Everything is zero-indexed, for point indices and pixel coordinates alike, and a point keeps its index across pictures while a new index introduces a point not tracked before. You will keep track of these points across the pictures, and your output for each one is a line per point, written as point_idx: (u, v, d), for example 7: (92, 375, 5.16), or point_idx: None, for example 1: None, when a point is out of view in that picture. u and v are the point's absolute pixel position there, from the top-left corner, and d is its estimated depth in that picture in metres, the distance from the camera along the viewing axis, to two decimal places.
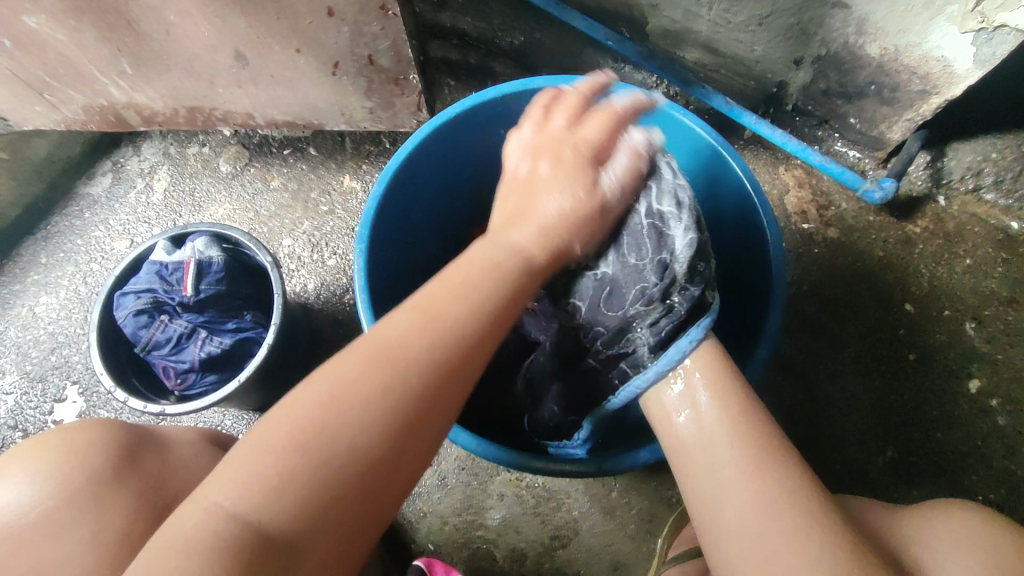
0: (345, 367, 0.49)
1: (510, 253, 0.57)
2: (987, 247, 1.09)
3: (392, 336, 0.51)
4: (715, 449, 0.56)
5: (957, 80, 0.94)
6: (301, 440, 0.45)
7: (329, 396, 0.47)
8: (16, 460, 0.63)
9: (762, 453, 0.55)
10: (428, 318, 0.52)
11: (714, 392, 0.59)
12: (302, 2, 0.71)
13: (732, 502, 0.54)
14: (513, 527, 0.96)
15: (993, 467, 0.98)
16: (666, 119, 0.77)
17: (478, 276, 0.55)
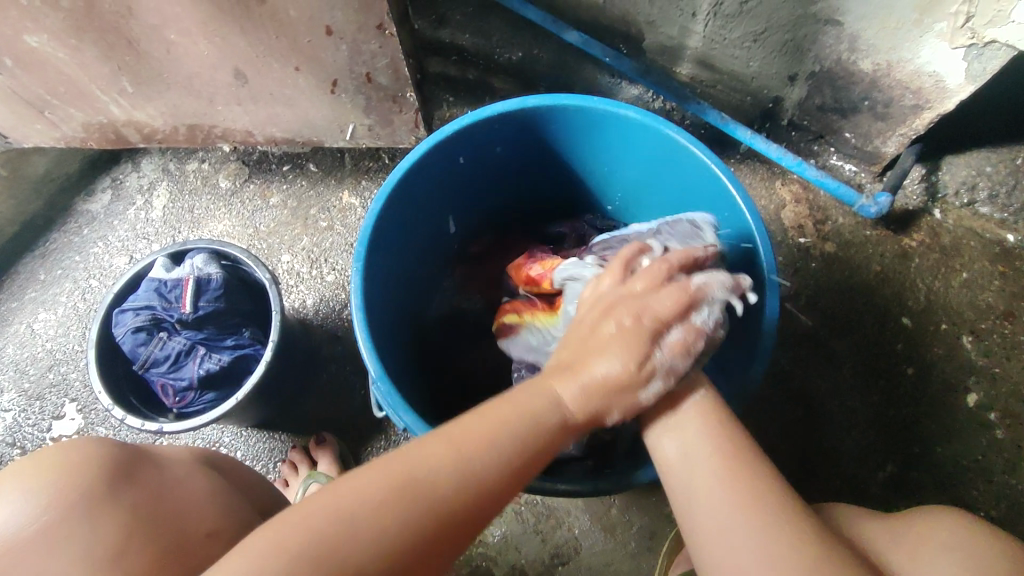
0: (432, 459, 0.51)
1: (554, 413, 0.55)
2: (984, 260, 1.10)
3: (423, 473, 0.51)
4: (705, 485, 0.55)
5: (949, 95, 0.95)
6: (338, 538, 0.47)
7: (382, 494, 0.49)
8: (6, 477, 0.62)
9: (752, 482, 0.54)
10: (463, 467, 0.52)
11: (708, 421, 0.59)
12: (301, 21, 0.72)
13: (727, 530, 0.53)
14: (512, 545, 0.96)
15: (993, 483, 0.98)
16: (662, 139, 0.73)
17: (516, 436, 0.54)
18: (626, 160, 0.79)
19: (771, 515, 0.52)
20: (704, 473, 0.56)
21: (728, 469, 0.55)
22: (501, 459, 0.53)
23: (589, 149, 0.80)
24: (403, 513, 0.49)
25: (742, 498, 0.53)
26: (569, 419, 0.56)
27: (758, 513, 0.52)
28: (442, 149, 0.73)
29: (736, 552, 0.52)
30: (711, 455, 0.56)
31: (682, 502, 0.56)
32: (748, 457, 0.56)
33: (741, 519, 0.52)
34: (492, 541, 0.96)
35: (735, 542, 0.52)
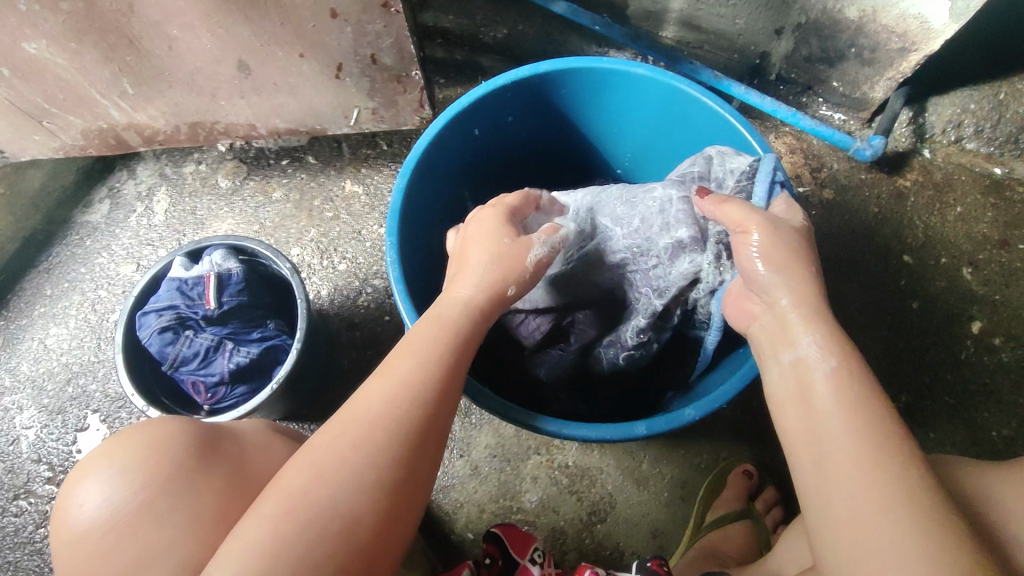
0: (368, 396, 0.58)
1: (460, 305, 0.64)
2: (975, 194, 1.14)
3: (364, 407, 0.57)
4: (830, 450, 0.53)
5: (934, 36, 0.98)
6: (311, 480, 0.52)
7: (345, 441, 0.55)
8: (88, 463, 0.62)
9: (881, 452, 0.51)
10: (396, 382, 0.58)
11: (833, 373, 0.56)
12: (306, 5, 0.72)
13: (846, 499, 0.51)
14: (550, 507, 0.98)
15: (1003, 403, 1.02)
16: (675, 95, 0.75)
17: (432, 339, 0.61)
18: (639, 122, 0.81)
19: (900, 490, 0.49)
20: (829, 435, 0.53)
21: (863, 441, 0.52)
22: (425, 362, 0.60)
23: (600, 112, 0.82)
24: (362, 440, 0.55)
25: (874, 469, 0.50)
26: (468, 304, 0.64)
27: (884, 485, 0.50)
28: (458, 121, 0.74)
29: (854, 524, 0.50)
30: (837, 414, 0.54)
31: (802, 464, 0.56)
32: (878, 421, 0.53)
33: (862, 488, 0.50)
34: (530, 505, 0.98)
35: (856, 510, 0.50)
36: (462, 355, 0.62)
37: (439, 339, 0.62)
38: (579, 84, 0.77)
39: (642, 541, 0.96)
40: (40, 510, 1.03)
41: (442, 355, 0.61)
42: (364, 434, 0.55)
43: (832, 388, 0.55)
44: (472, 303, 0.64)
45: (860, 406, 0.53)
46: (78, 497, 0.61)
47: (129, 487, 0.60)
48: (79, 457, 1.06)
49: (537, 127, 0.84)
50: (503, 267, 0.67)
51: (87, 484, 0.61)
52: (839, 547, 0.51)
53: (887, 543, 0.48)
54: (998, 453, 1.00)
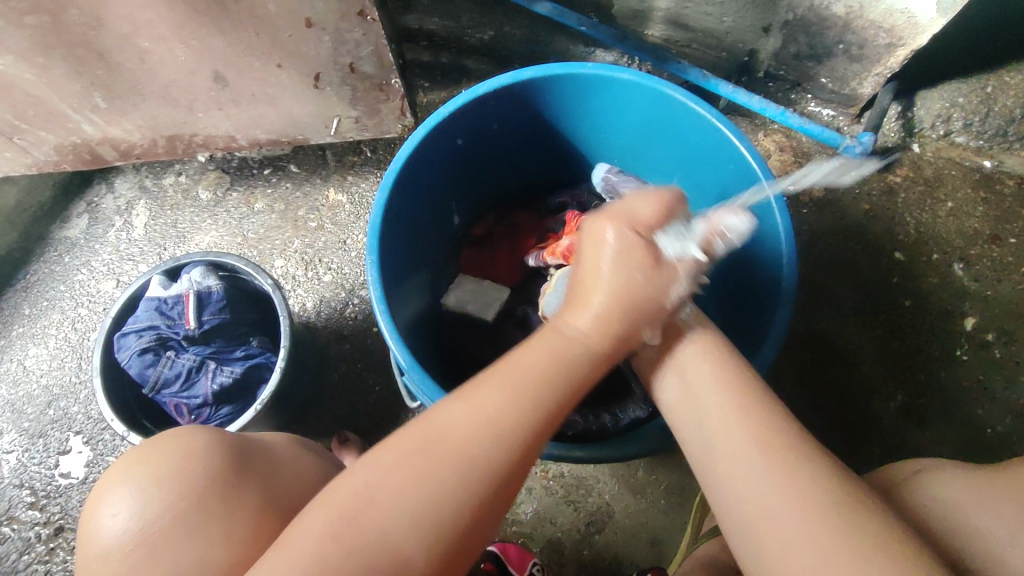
0: (449, 421, 0.52)
1: (567, 338, 0.57)
2: (966, 188, 1.13)
3: (448, 434, 0.52)
4: (723, 438, 0.55)
5: (921, 30, 0.97)
6: (371, 506, 0.49)
7: (421, 472, 0.50)
8: (123, 471, 0.60)
9: (771, 432, 0.53)
10: (490, 420, 0.52)
11: (711, 366, 0.60)
12: (281, 15, 0.70)
13: (743, 481, 0.52)
14: (546, 519, 0.97)
15: (997, 400, 1.02)
16: (661, 100, 0.73)
17: (539, 373, 0.55)
18: (626, 126, 0.80)
19: (789, 464, 0.51)
20: (722, 424, 0.55)
21: (750, 414, 0.55)
22: (519, 400, 0.53)
23: (586, 118, 0.80)
24: (441, 470, 0.50)
25: (761, 447, 0.53)
26: (583, 339, 0.57)
27: (773, 461, 0.52)
28: (440, 131, 0.72)
29: (762, 505, 0.51)
30: (718, 401, 0.57)
31: (700, 459, 0.57)
32: (754, 402, 0.56)
33: (760, 467, 0.52)
34: (526, 517, 0.96)
35: (751, 479, 0.52)
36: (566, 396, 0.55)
37: (549, 372, 0.55)
38: (563, 90, 0.75)
39: (640, 551, 0.95)
40: (23, 536, 1.01)
41: (547, 397, 0.54)
42: (440, 467, 0.50)
43: (709, 366, 0.60)
44: (587, 343, 0.57)
45: (733, 388, 0.57)
46: (106, 507, 0.59)
47: (160, 500, 0.58)
48: (63, 480, 1.03)
49: (523, 134, 0.82)
50: (626, 319, 0.57)
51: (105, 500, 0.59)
52: (753, 531, 0.51)
53: (786, 505, 0.49)
54: (994, 450, 0.99)
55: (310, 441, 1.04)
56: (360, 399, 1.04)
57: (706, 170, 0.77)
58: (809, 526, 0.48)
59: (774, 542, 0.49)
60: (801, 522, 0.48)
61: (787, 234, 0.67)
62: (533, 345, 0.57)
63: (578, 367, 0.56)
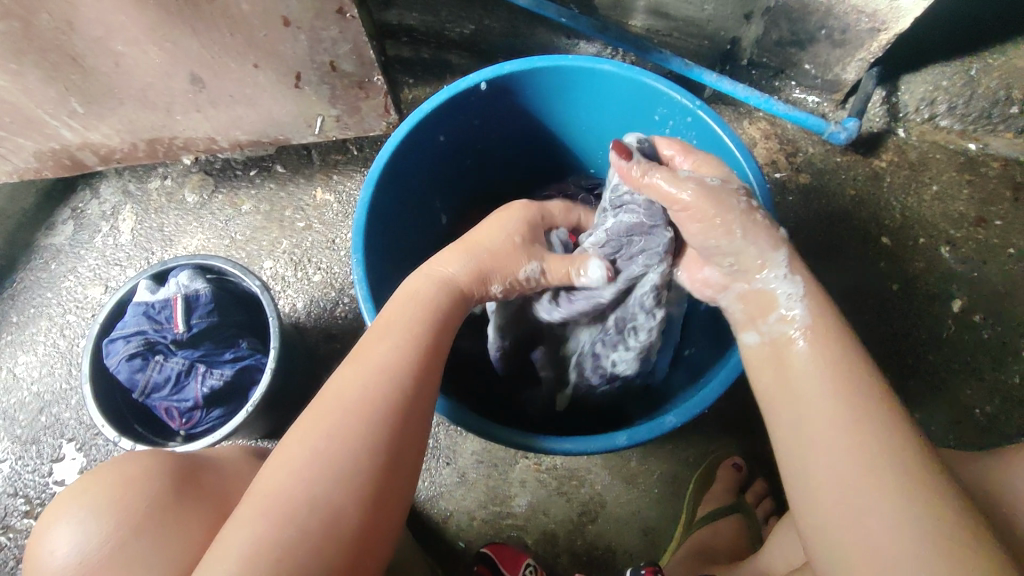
0: (343, 390, 0.56)
1: (438, 287, 0.65)
2: (951, 171, 1.13)
3: (336, 399, 0.55)
4: (816, 410, 0.55)
5: (903, 14, 0.97)
6: (291, 502, 0.49)
7: (329, 438, 0.52)
8: (63, 503, 0.62)
9: (866, 406, 0.53)
10: (373, 380, 0.56)
11: (814, 337, 0.58)
12: (256, 15, 0.69)
13: (827, 450, 0.53)
14: (540, 510, 0.97)
15: (985, 380, 1.02)
16: (644, 90, 0.73)
17: (410, 318, 0.61)
18: (609, 120, 0.80)
19: (882, 443, 0.51)
20: (815, 394, 0.55)
21: (842, 399, 0.54)
22: (394, 362, 0.57)
23: (569, 110, 0.80)
24: (352, 442, 0.52)
25: (856, 422, 0.52)
26: (449, 280, 0.66)
27: (867, 436, 0.52)
28: (421, 129, 0.72)
29: (840, 477, 0.51)
30: (815, 373, 0.56)
31: (782, 423, 0.57)
32: (851, 376, 0.55)
33: (848, 443, 0.52)
34: (520, 509, 0.97)
35: (842, 463, 0.52)
36: (440, 331, 0.62)
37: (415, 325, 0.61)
38: (544, 82, 0.75)
39: (635, 540, 0.96)
40: (19, 544, 1.01)
41: (412, 342, 0.60)
42: (344, 432, 0.53)
43: (807, 343, 0.58)
44: (451, 282, 0.66)
45: (836, 364, 0.56)
46: (49, 542, 0.60)
47: (101, 529, 0.59)
48: (57, 487, 1.03)
49: (506, 129, 0.82)
50: (491, 261, 0.67)
51: (64, 512, 0.61)
52: (818, 494, 0.52)
53: (865, 480, 0.50)
54: (983, 430, 1.00)
55: None
56: None
57: None
58: (886, 501, 0.49)
59: (849, 511, 0.50)
60: (880, 498, 0.49)
61: (773, 222, 0.67)
62: (398, 308, 0.62)
63: (451, 305, 0.64)
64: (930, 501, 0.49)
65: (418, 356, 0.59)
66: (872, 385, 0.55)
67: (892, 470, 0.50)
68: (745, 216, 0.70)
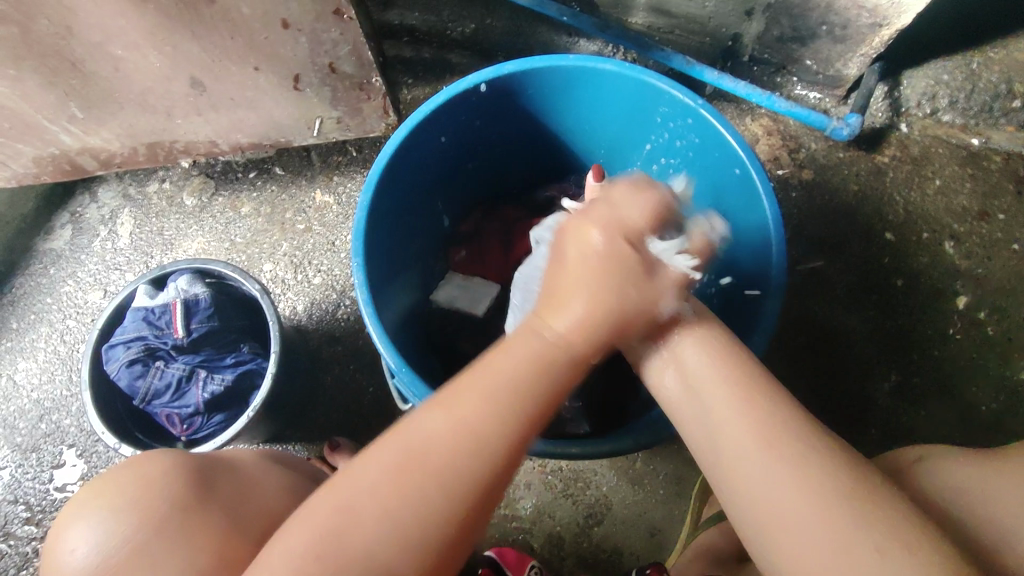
0: (429, 439, 0.52)
1: (544, 345, 0.57)
2: (954, 166, 1.12)
3: (423, 447, 0.52)
4: (721, 418, 0.55)
5: (904, 10, 0.96)
6: (353, 520, 0.50)
7: (394, 481, 0.51)
8: (81, 505, 0.61)
9: (766, 409, 0.54)
10: (461, 433, 0.52)
11: (714, 350, 0.58)
12: (255, 18, 0.69)
13: (741, 455, 0.53)
14: (545, 512, 0.97)
15: (990, 376, 1.02)
16: (645, 90, 0.72)
17: (509, 384, 0.54)
18: (610, 119, 0.79)
19: (788, 440, 0.52)
20: (718, 404, 0.55)
21: (745, 404, 0.54)
22: (504, 417, 0.53)
23: (570, 110, 0.79)
24: (423, 494, 0.50)
25: (757, 428, 0.53)
26: (553, 343, 0.57)
27: (772, 438, 0.52)
28: (421, 131, 0.71)
29: (761, 481, 0.52)
30: (717, 380, 0.56)
31: (693, 432, 0.57)
32: (748, 377, 0.56)
33: (759, 447, 0.52)
34: (525, 512, 0.96)
35: (769, 491, 0.51)
36: (542, 401, 0.55)
37: (523, 382, 0.55)
38: (545, 83, 0.74)
39: (640, 541, 0.95)
40: (21, 552, 1.00)
41: (513, 415, 0.54)
42: (413, 482, 0.50)
43: (711, 370, 0.57)
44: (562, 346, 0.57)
45: (737, 368, 0.57)
46: (68, 541, 0.59)
47: (118, 531, 0.59)
48: (59, 494, 1.02)
49: (507, 129, 0.81)
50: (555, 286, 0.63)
51: (87, 513, 0.60)
52: (745, 496, 0.53)
53: (781, 481, 0.50)
54: (988, 426, 1.00)
55: (306, 446, 1.03)
56: (355, 401, 1.04)
57: (691, 160, 0.76)
58: (805, 498, 0.49)
59: (770, 512, 0.51)
60: (794, 495, 0.50)
61: (776, 222, 0.66)
62: (506, 356, 0.56)
63: (544, 375, 0.55)
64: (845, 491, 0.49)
65: (516, 430, 0.53)
66: (766, 385, 0.56)
67: (821, 494, 0.49)
68: (750, 215, 0.70)
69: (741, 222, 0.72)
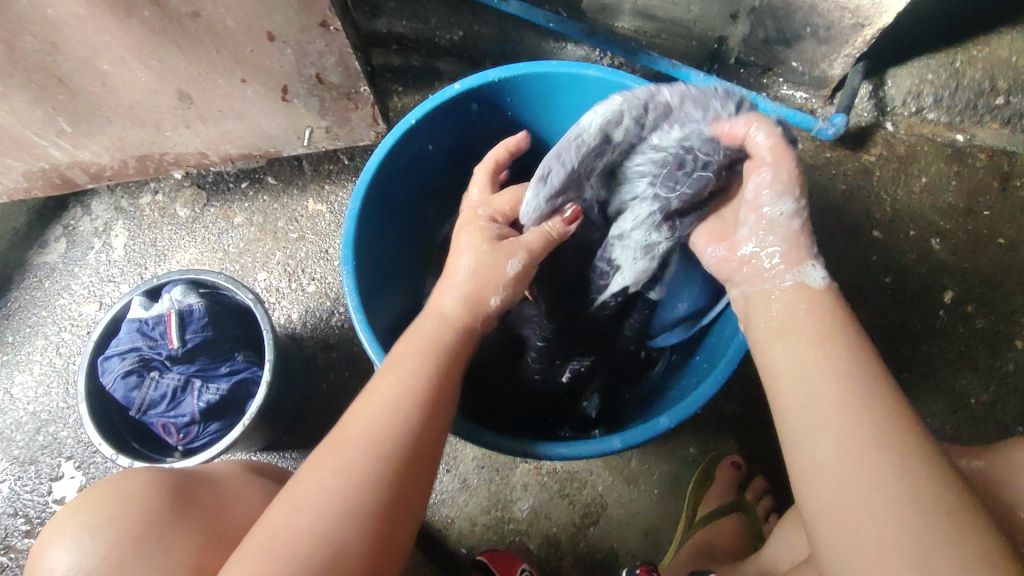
0: (355, 421, 0.56)
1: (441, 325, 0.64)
2: (940, 163, 1.14)
3: (351, 433, 0.56)
4: (818, 386, 0.54)
5: (885, 10, 0.97)
6: (305, 512, 0.51)
7: (332, 469, 0.53)
8: (62, 523, 0.61)
9: (869, 397, 0.52)
10: (383, 411, 0.57)
11: (834, 316, 0.58)
12: (240, 30, 0.70)
13: (827, 435, 0.52)
14: (542, 514, 0.97)
15: (980, 370, 1.03)
16: (628, 94, 0.73)
17: (421, 360, 0.60)
18: None
19: (878, 434, 0.50)
20: (816, 380, 0.54)
21: (846, 380, 0.53)
22: (410, 379, 0.59)
23: (557, 115, 0.80)
24: (360, 471, 0.53)
25: (852, 411, 0.51)
26: (447, 319, 0.64)
27: (860, 427, 0.51)
28: (408, 138, 0.72)
29: (843, 467, 0.50)
30: (822, 356, 0.55)
31: (781, 410, 0.56)
32: (860, 360, 0.55)
33: (847, 429, 0.51)
34: (522, 514, 0.97)
35: (841, 468, 0.50)
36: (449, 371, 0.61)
37: (426, 355, 0.61)
38: (531, 89, 0.75)
39: (637, 541, 0.96)
40: (20, 565, 1.00)
41: (425, 374, 0.60)
42: (350, 458, 0.54)
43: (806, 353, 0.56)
44: (450, 318, 0.64)
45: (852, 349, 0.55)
46: (49, 561, 0.59)
47: (98, 549, 0.59)
48: (57, 507, 1.03)
49: (493, 136, 0.82)
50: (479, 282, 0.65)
51: (70, 528, 0.60)
52: (821, 481, 0.51)
53: (858, 469, 0.49)
54: (979, 421, 1.01)
55: (302, 453, 1.04)
56: (350, 408, 1.05)
57: None
58: (880, 488, 0.48)
59: (842, 499, 0.49)
60: (869, 478, 0.49)
61: None
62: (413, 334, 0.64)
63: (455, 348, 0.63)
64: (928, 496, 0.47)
65: (429, 386, 0.59)
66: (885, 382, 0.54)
67: (899, 481, 0.48)
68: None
69: None
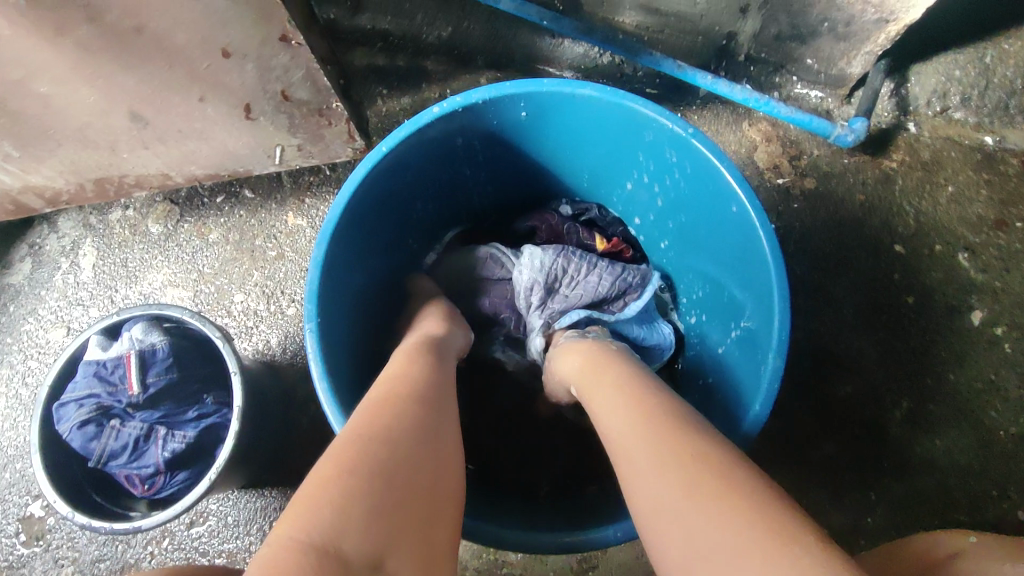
0: (373, 391, 0.55)
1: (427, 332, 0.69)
2: (968, 170, 1.05)
3: (374, 390, 0.55)
4: (620, 425, 0.55)
5: (914, 4, 0.88)
6: (382, 450, 0.46)
7: (375, 407, 0.52)
8: None
9: (663, 407, 0.54)
10: (393, 378, 0.57)
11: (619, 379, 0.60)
12: (192, 48, 0.62)
13: (637, 450, 0.51)
14: (537, 558, 0.91)
15: (1009, 399, 0.95)
16: (629, 116, 0.64)
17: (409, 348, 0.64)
18: (591, 147, 0.71)
19: (671, 432, 0.50)
20: (617, 415, 0.56)
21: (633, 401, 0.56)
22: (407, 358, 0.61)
23: (549, 137, 0.71)
24: (403, 411, 0.52)
25: (647, 421, 0.53)
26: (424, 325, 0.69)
27: (654, 429, 0.52)
28: (381, 169, 0.64)
29: (648, 464, 0.49)
30: (624, 407, 0.56)
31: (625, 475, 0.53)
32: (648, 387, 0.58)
33: (648, 435, 0.51)
34: (515, 558, 0.91)
35: (651, 473, 0.48)
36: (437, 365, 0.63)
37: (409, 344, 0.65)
38: (521, 110, 0.66)
39: None
40: None
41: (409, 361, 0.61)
42: (392, 402, 0.53)
43: (615, 388, 0.59)
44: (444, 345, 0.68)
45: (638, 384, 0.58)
46: None
47: None
48: (26, 548, 0.97)
49: (480, 158, 0.74)
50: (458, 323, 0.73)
51: None
52: (652, 512, 0.47)
53: (660, 470, 0.48)
54: (1008, 454, 0.94)
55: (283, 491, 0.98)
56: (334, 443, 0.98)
57: (680, 193, 0.69)
58: (680, 470, 0.47)
59: (665, 520, 0.46)
60: (675, 473, 0.47)
61: (779, 263, 0.58)
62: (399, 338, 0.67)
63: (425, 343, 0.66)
64: (714, 468, 0.46)
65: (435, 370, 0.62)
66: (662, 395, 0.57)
67: (684, 459, 0.47)
68: (747, 255, 0.62)
69: (738, 269, 0.65)
